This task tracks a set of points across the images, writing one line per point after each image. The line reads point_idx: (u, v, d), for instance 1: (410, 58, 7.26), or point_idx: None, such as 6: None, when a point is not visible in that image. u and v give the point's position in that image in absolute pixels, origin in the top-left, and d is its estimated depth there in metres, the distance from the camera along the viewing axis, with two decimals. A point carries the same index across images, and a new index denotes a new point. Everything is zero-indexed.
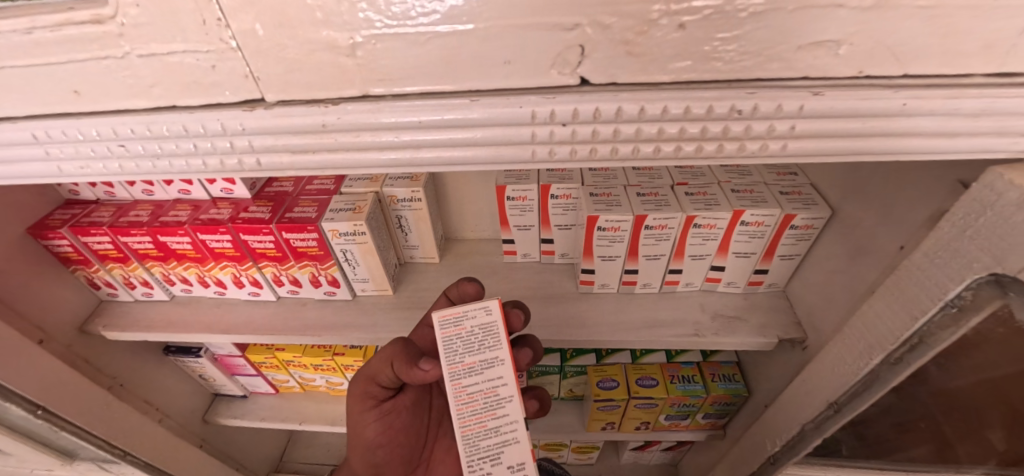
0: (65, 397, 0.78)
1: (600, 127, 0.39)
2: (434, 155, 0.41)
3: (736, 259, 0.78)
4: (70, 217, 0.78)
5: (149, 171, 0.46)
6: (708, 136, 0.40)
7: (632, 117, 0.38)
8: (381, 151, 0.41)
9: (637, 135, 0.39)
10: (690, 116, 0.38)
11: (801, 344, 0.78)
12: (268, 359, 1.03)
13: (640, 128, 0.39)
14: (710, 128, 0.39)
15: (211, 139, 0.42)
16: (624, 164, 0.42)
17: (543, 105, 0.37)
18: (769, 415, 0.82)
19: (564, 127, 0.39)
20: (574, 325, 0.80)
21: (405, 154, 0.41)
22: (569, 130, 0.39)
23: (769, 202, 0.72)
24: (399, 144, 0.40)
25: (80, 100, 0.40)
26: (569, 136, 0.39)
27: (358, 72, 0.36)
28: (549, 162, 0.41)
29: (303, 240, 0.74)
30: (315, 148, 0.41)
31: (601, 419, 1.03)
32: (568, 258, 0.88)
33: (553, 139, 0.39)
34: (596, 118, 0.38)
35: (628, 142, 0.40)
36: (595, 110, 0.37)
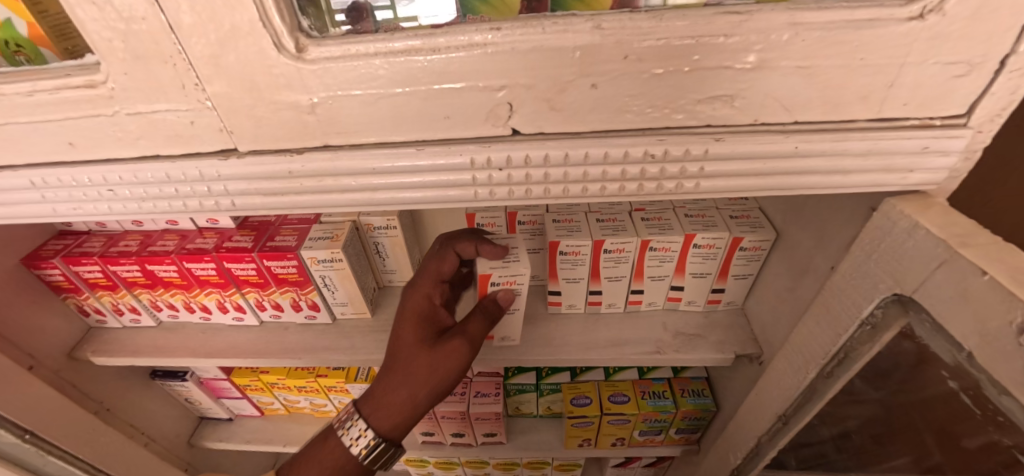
0: (52, 422, 0.81)
1: (532, 170, 0.44)
2: (391, 196, 0.46)
3: (694, 279, 0.82)
4: (63, 247, 0.82)
5: (137, 211, 0.51)
6: (629, 177, 0.45)
7: (559, 161, 0.43)
8: (342, 192, 0.46)
9: (567, 178, 0.45)
10: (610, 160, 0.43)
11: (757, 359, 0.82)
12: (253, 382, 1.07)
13: (567, 171, 0.44)
14: (630, 170, 0.44)
15: (191, 184, 0.47)
16: (561, 200, 0.47)
17: (480, 154, 0.43)
18: (732, 428, 0.86)
19: (500, 171, 0.44)
20: (542, 345, 0.84)
21: (363, 195, 0.46)
22: (505, 173, 0.44)
23: (719, 225, 0.77)
24: (358, 187, 0.45)
25: (74, 150, 0.45)
26: (506, 179, 0.44)
27: (319, 127, 0.42)
28: (492, 201, 0.46)
29: (283, 267, 0.78)
30: (284, 191, 0.46)
31: (577, 437, 1.06)
32: (538, 281, 0.92)
33: (492, 182, 0.45)
34: (528, 163, 0.43)
35: (559, 183, 0.45)
36: (526, 157, 0.43)
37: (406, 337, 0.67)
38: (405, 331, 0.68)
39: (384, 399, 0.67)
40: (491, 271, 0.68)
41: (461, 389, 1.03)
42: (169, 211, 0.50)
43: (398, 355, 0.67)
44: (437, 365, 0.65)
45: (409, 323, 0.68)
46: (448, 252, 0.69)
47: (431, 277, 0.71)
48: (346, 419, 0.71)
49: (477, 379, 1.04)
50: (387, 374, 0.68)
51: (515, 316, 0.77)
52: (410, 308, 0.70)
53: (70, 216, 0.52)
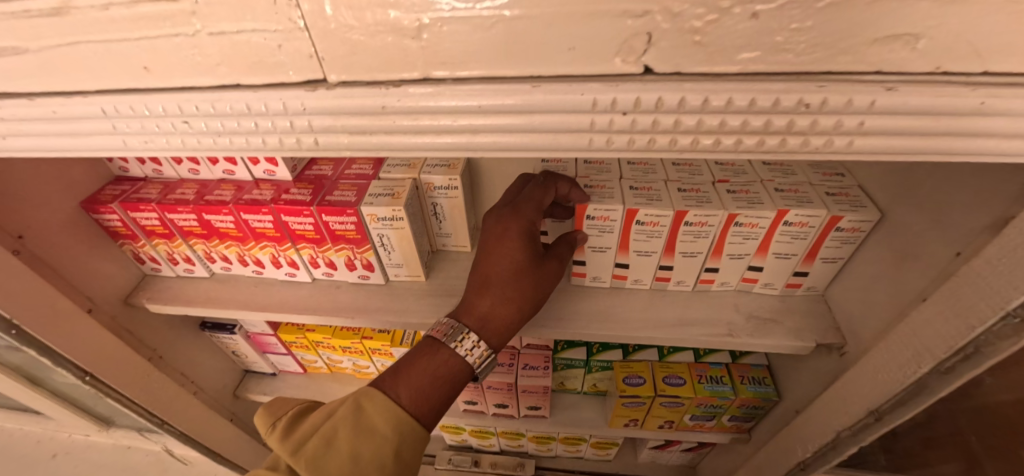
0: (107, 369, 0.84)
1: (661, 117, 0.38)
2: (491, 139, 0.40)
3: (777, 259, 0.76)
4: (120, 192, 0.81)
5: (208, 148, 0.47)
6: (772, 129, 0.38)
7: (695, 108, 0.37)
8: (440, 133, 0.40)
9: (699, 128, 0.38)
10: (755, 108, 0.37)
11: (839, 350, 0.76)
12: (299, 339, 1.06)
13: (701, 119, 0.38)
14: (775, 122, 0.38)
15: (272, 118, 0.42)
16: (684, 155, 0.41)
17: (605, 93, 0.36)
18: (801, 421, 0.80)
19: (625, 115, 0.38)
20: (605, 319, 0.79)
21: (463, 139, 0.41)
22: (629, 119, 0.38)
23: (815, 202, 0.70)
24: (457, 128, 0.40)
25: (147, 74, 0.41)
26: (628, 126, 0.38)
27: (421, 55, 0.36)
28: (604, 152, 0.40)
29: (341, 222, 0.75)
30: (372, 130, 0.41)
31: (625, 416, 1.02)
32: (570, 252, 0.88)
33: (611, 128, 0.39)
34: (659, 108, 0.37)
35: (690, 133, 0.39)
36: (657, 100, 0.37)
37: (512, 258, 0.68)
38: (510, 251, 0.68)
39: (490, 315, 0.67)
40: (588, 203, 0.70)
41: (509, 360, 0.99)
42: (242, 149, 0.46)
43: (502, 274, 0.68)
44: (541, 284, 0.69)
45: (513, 245, 0.68)
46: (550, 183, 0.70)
47: (535, 203, 0.70)
48: (453, 332, 0.66)
49: (526, 351, 1.01)
50: (488, 292, 0.68)
51: (607, 256, 0.78)
52: (510, 230, 0.69)
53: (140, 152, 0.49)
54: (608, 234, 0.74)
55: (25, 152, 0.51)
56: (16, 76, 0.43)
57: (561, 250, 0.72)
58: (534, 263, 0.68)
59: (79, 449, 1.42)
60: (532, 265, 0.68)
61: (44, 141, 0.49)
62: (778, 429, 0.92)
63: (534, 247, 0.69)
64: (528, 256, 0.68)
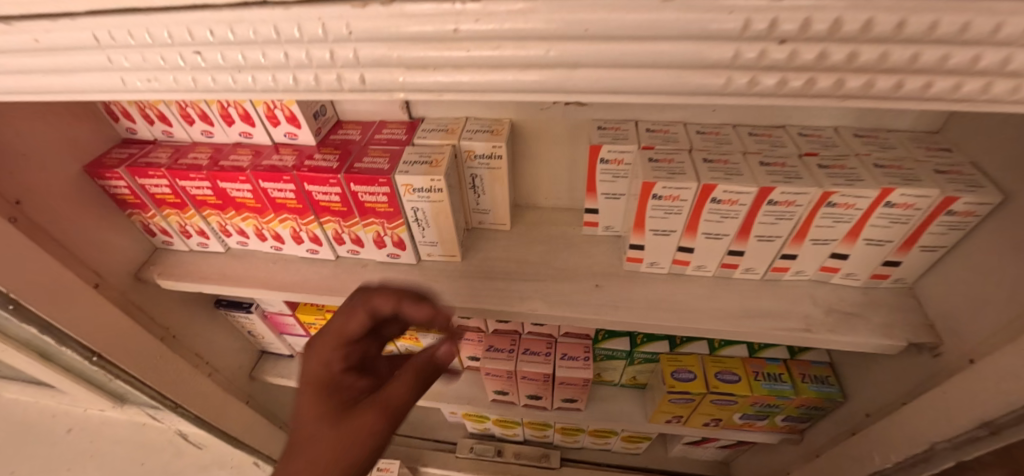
0: (117, 348, 0.77)
1: (832, 47, 0.28)
2: (589, 76, 0.31)
3: (866, 246, 0.66)
4: (127, 156, 0.74)
5: (229, 89, 0.38)
6: (978, 69, 0.29)
7: (882, 34, 0.27)
8: (532, 69, 0.31)
9: (883, 52, 0.28)
10: (966, 37, 0.27)
11: (933, 350, 0.67)
12: (318, 321, 0.99)
13: (886, 52, 0.28)
14: (986, 58, 0.28)
15: (307, 47, 0.33)
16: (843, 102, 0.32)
17: (762, 12, 0.27)
18: (881, 428, 0.72)
19: (780, 46, 0.28)
20: (664, 308, 0.70)
21: (553, 74, 0.32)
22: (788, 50, 0.28)
23: (923, 180, 0.59)
24: (545, 62, 0.31)
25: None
26: (783, 60, 0.29)
27: None
28: (741, 97, 0.32)
29: (372, 193, 0.66)
30: (438, 64, 0.32)
31: (669, 412, 0.95)
32: (616, 231, 0.79)
33: (759, 63, 0.29)
34: (833, 32, 0.27)
35: (865, 71, 0.30)
36: (834, 22, 0.27)
37: (308, 414, 0.45)
38: (302, 407, 0.46)
39: None
40: (656, 180, 0.60)
41: (546, 349, 0.92)
42: (269, 88, 0.37)
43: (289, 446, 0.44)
44: (346, 451, 0.43)
45: (310, 394, 0.47)
46: (358, 303, 0.51)
47: (347, 327, 0.50)
48: None
49: (564, 340, 0.93)
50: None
51: (670, 239, 0.68)
52: (310, 374, 0.48)
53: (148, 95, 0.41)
54: (675, 215, 0.64)
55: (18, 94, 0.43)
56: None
57: (393, 388, 0.46)
58: (335, 419, 0.44)
59: (94, 424, 1.39)
60: (331, 421, 0.44)
61: (34, 82, 0.41)
62: (843, 433, 0.84)
63: (335, 399, 0.46)
64: (317, 412, 0.45)
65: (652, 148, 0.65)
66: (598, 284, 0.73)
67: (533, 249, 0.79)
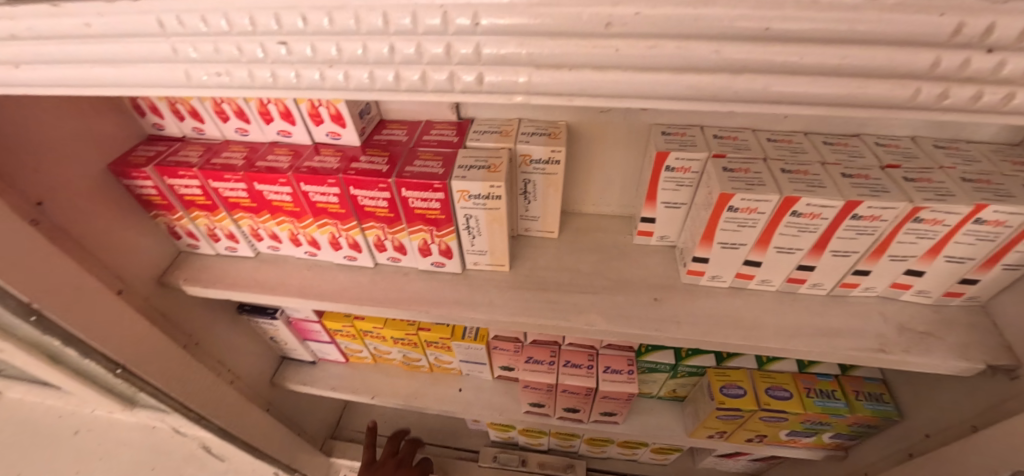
0: (142, 359, 0.73)
1: None
2: (754, 85, 0.34)
3: (946, 264, 0.63)
4: (155, 154, 0.69)
5: (314, 85, 0.38)
6: None
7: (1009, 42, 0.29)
8: (652, 71, 0.34)
9: (997, 70, 0.31)
10: None
11: (1009, 372, 0.64)
12: (346, 328, 0.95)
13: None
14: None
15: (421, 39, 0.34)
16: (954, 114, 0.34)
17: (980, 16, 0.28)
18: (951, 451, 0.68)
19: (989, 55, 0.30)
20: (727, 325, 0.66)
21: (722, 79, 0.34)
22: (995, 59, 0.30)
23: (1017, 197, 0.56)
24: (720, 66, 0.33)
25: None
26: (987, 72, 0.31)
27: None
28: (926, 110, 0.34)
29: (424, 200, 0.62)
30: (583, 62, 0.34)
31: (712, 428, 0.91)
32: (670, 241, 0.75)
33: (960, 73, 0.31)
34: None
35: (1010, 83, 0.31)
36: None
37: None
38: None
39: None
40: (735, 192, 0.56)
41: (588, 362, 0.88)
42: (365, 84, 0.37)
43: None
44: None
45: None
46: None
47: None
48: None
49: (605, 352, 0.89)
50: None
51: (738, 253, 0.64)
52: None
53: (229, 84, 0.39)
54: (748, 229, 0.60)
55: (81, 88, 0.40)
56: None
57: None
58: None
59: (102, 427, 1.34)
60: None
61: (102, 72, 0.39)
62: (898, 453, 0.80)
63: None
64: None
65: (722, 156, 0.61)
66: (656, 297, 0.69)
67: (584, 258, 0.75)
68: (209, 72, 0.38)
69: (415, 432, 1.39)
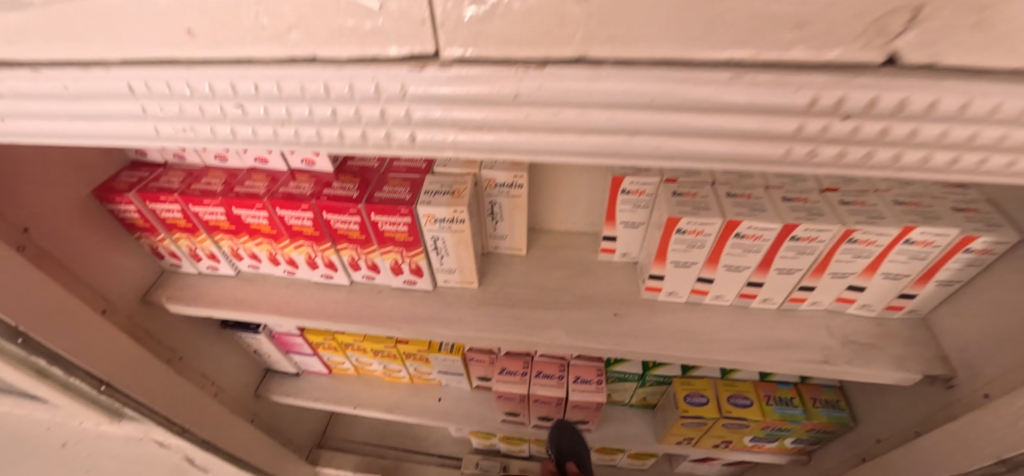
0: (127, 375, 0.75)
1: (954, 127, 0.28)
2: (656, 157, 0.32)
3: (883, 280, 0.67)
4: (137, 180, 0.72)
5: (247, 140, 0.36)
6: None
7: (918, 113, 0.27)
8: (580, 133, 0.30)
9: (910, 138, 0.29)
10: None
11: (946, 381, 0.68)
12: (327, 341, 0.98)
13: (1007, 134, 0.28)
14: None
15: (358, 105, 0.32)
16: (880, 174, 0.31)
17: (861, 92, 0.27)
18: (895, 457, 0.72)
19: (873, 124, 0.28)
20: (683, 340, 0.70)
21: (615, 140, 0.30)
22: (877, 129, 0.28)
23: (943, 219, 0.60)
24: (607, 129, 0.30)
25: (210, 43, 0.31)
26: (861, 137, 0.29)
27: (583, 25, 0.26)
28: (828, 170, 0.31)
29: (393, 223, 0.65)
30: (494, 125, 0.31)
31: (680, 434, 0.95)
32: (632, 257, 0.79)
33: (850, 138, 0.29)
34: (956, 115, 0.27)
35: (923, 149, 0.29)
36: (938, 104, 0.27)
37: None
38: None
39: None
40: (681, 216, 0.60)
41: (559, 372, 0.91)
42: (291, 142, 0.36)
43: None
44: None
45: None
46: None
47: None
48: None
49: (576, 362, 0.93)
50: None
51: (690, 271, 0.68)
52: None
53: (195, 139, 0.37)
54: (697, 249, 0.64)
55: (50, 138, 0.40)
56: (41, 36, 0.32)
57: None
58: None
59: (90, 439, 1.36)
60: None
61: (75, 126, 0.38)
62: (852, 457, 0.84)
63: None
64: None
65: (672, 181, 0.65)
66: (617, 313, 0.73)
67: (550, 275, 0.79)
68: (176, 127, 0.37)
69: (400, 440, 1.42)
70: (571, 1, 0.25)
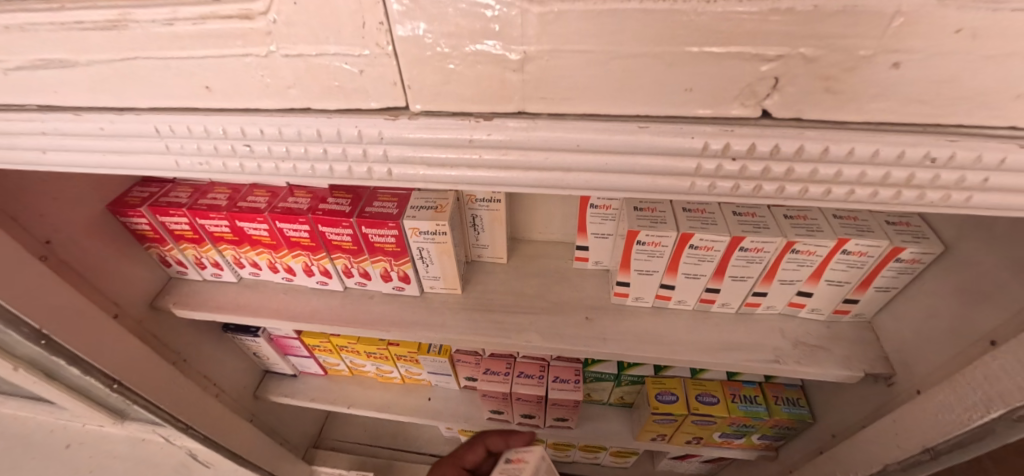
0: (136, 375, 0.82)
1: (822, 166, 0.35)
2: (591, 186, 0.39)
3: (828, 286, 0.73)
4: (148, 195, 0.79)
5: (253, 173, 0.44)
6: (950, 199, 0.36)
7: (789, 156, 0.34)
8: (524, 170, 0.38)
9: (788, 174, 0.36)
10: (901, 161, 0.34)
11: (887, 379, 0.74)
12: (323, 344, 1.04)
13: (865, 171, 0.35)
14: (943, 177, 0.34)
15: (343, 146, 0.39)
16: (769, 203, 0.38)
17: (744, 139, 0.34)
18: (844, 449, 0.79)
19: (759, 162, 0.35)
20: (647, 341, 0.76)
21: (553, 175, 0.38)
22: (763, 166, 0.35)
23: (875, 231, 0.66)
24: (548, 166, 0.37)
25: (225, 97, 0.38)
26: (760, 173, 0.36)
27: (520, 88, 0.33)
28: (734, 197, 0.38)
29: (381, 235, 0.72)
30: (454, 163, 0.38)
31: (653, 431, 1.01)
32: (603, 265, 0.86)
33: (744, 175, 0.36)
34: (822, 157, 0.34)
35: (801, 181, 0.36)
36: (823, 150, 0.34)
37: None
38: None
39: None
40: (640, 229, 0.67)
41: (539, 372, 0.98)
42: (290, 174, 0.43)
43: None
44: None
45: None
46: None
47: None
48: None
49: (555, 363, 0.99)
50: None
51: (653, 278, 0.75)
52: None
53: (209, 171, 0.44)
54: (657, 258, 0.71)
55: (84, 168, 0.47)
56: (88, 89, 0.40)
57: None
58: None
59: (95, 440, 1.41)
60: None
61: (105, 159, 0.45)
62: (811, 452, 0.90)
63: None
64: None
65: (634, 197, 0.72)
66: (588, 317, 0.80)
67: (528, 282, 0.85)
68: (193, 161, 0.44)
69: (394, 440, 1.47)
70: (509, 71, 0.33)
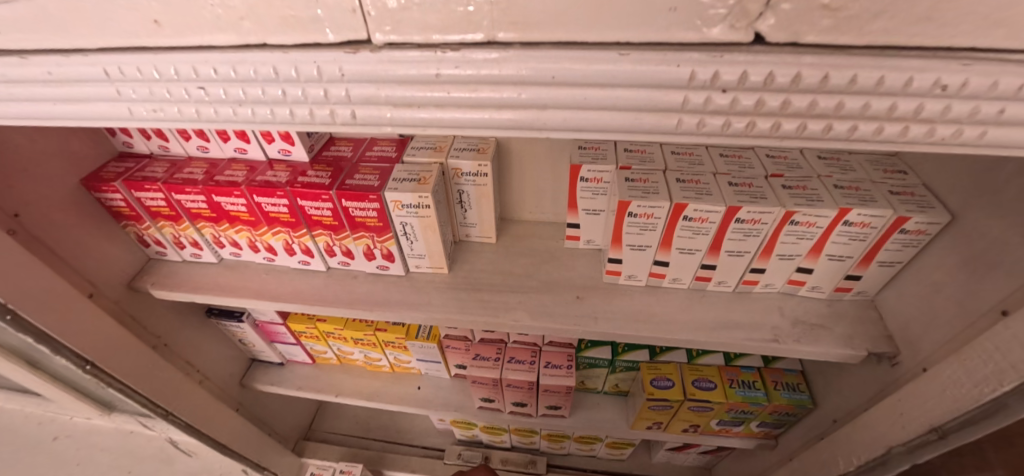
0: (111, 357, 0.79)
1: (821, 98, 0.32)
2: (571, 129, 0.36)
3: (829, 262, 0.70)
4: (123, 170, 0.76)
5: (212, 119, 0.41)
6: (961, 136, 0.33)
7: (784, 86, 0.31)
8: (495, 109, 0.35)
9: (784, 109, 0.33)
10: (908, 90, 0.31)
11: (891, 359, 0.71)
12: (309, 329, 1.01)
13: (869, 103, 0.32)
14: (954, 108, 0.31)
15: (302, 85, 0.36)
16: (764, 145, 0.35)
17: (736, 67, 0.31)
18: (846, 432, 0.75)
19: (752, 94, 0.32)
20: (641, 320, 0.73)
21: (529, 114, 0.35)
22: (757, 99, 0.32)
23: (879, 201, 0.63)
24: (522, 103, 0.34)
25: (174, 32, 0.35)
26: (753, 108, 0.33)
27: (488, 12, 0.31)
28: (726, 139, 0.35)
29: (362, 209, 0.69)
30: (421, 102, 0.35)
31: (649, 419, 0.98)
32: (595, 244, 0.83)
33: (736, 109, 0.33)
34: (821, 87, 0.31)
35: (798, 116, 0.33)
36: (822, 78, 0.31)
37: None
38: None
39: None
40: (631, 199, 0.64)
41: (531, 358, 0.95)
42: (249, 119, 0.40)
43: None
44: None
45: None
46: None
47: None
48: None
49: (548, 348, 0.96)
50: None
51: (646, 254, 0.72)
52: None
53: (165, 119, 0.42)
54: (650, 232, 0.68)
55: (36, 121, 0.44)
56: (30, 27, 0.37)
57: None
58: None
59: (81, 433, 1.38)
60: None
61: (56, 109, 0.43)
62: (811, 438, 0.87)
63: None
64: None
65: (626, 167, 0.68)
66: (579, 296, 0.77)
67: (517, 262, 0.82)
68: (148, 108, 0.41)
69: (386, 432, 1.44)
70: None
